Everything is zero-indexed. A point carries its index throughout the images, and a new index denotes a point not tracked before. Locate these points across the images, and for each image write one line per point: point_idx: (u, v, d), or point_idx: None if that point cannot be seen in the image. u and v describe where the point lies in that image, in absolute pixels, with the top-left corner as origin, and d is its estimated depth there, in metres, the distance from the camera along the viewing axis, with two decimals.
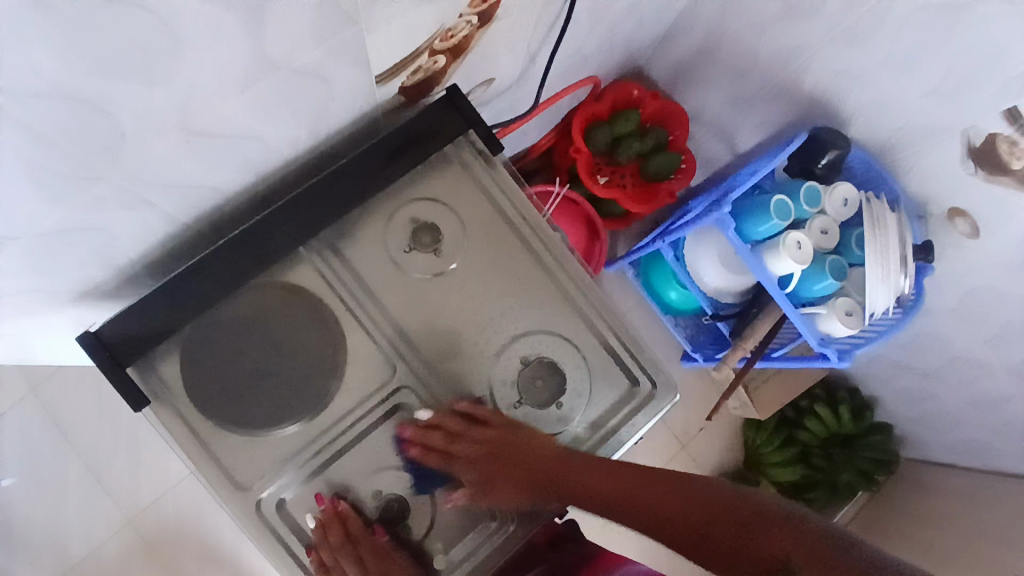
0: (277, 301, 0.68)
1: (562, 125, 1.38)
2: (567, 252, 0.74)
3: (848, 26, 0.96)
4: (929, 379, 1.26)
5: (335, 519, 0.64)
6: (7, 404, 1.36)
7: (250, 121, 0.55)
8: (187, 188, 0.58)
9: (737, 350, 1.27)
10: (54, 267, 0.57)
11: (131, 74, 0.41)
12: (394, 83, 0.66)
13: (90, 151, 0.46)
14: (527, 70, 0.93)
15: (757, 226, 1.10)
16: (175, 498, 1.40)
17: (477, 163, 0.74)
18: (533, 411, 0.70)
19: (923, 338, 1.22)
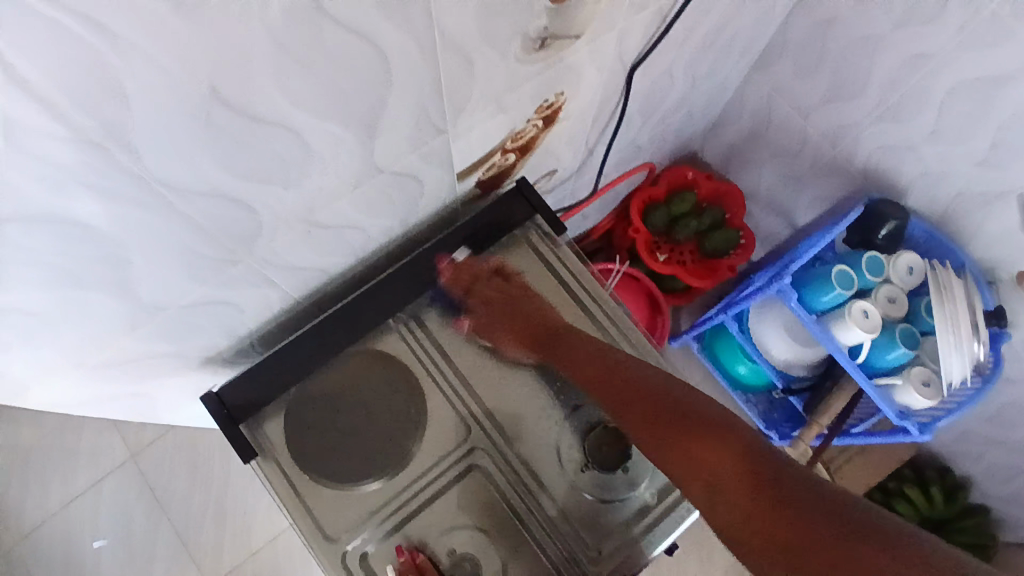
0: (367, 366, 0.77)
1: (620, 209, 1.47)
2: (629, 322, 0.80)
3: (893, 107, 1.02)
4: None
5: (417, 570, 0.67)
6: (110, 468, 1.51)
7: (356, 214, 0.66)
8: (302, 267, 0.68)
9: (813, 427, 1.25)
10: (189, 339, 0.67)
11: (275, 180, 0.52)
12: (471, 178, 0.77)
13: (232, 240, 0.55)
14: (586, 161, 1.03)
15: (819, 296, 1.11)
16: (255, 564, 1.47)
17: (544, 244, 0.83)
18: (600, 475, 0.72)
19: (1013, 410, 1.16)
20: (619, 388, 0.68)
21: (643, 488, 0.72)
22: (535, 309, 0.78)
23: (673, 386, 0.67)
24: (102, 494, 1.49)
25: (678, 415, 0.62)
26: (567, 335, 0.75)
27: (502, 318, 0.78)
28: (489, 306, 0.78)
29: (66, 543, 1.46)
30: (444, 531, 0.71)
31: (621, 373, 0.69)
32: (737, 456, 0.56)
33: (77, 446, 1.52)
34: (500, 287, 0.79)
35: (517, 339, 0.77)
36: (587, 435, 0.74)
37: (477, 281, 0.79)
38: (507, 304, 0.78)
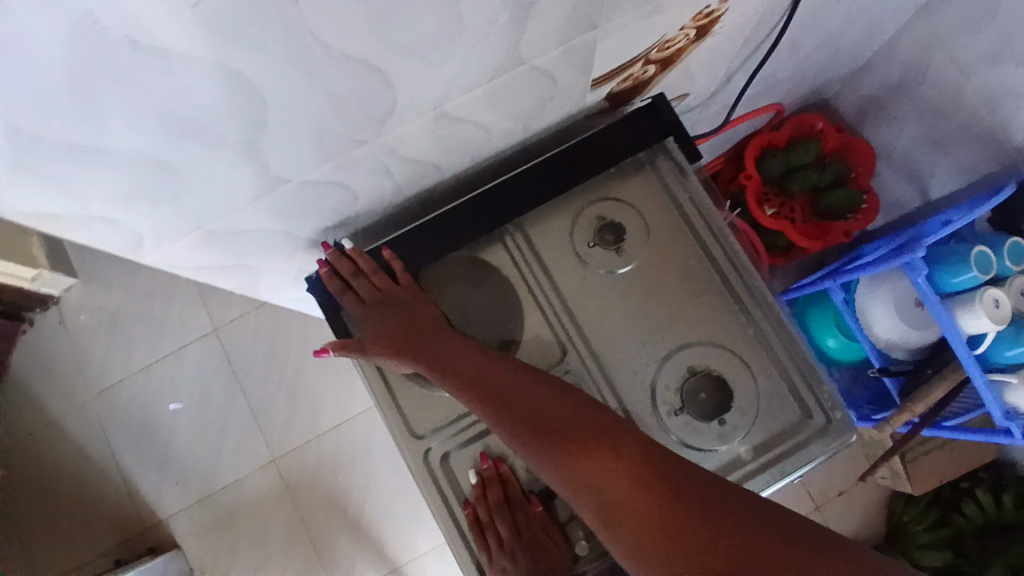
0: (471, 273, 0.75)
1: (733, 151, 1.36)
2: (750, 268, 0.74)
3: None
4: None
5: (499, 481, 0.70)
6: (194, 338, 1.61)
7: (483, 110, 0.61)
8: (419, 162, 0.66)
9: (902, 414, 1.16)
10: (303, 219, 0.67)
11: (418, 56, 0.47)
12: (604, 89, 0.70)
13: (364, 117, 0.53)
14: (720, 89, 0.94)
15: (951, 278, 0.99)
16: (318, 449, 1.55)
17: (672, 172, 0.76)
18: (693, 421, 0.70)
19: None
20: (506, 407, 0.62)
21: (736, 443, 0.69)
22: (407, 317, 0.70)
23: (558, 394, 0.62)
24: (184, 361, 1.60)
25: (569, 441, 0.58)
26: (441, 341, 0.68)
27: (388, 325, 0.70)
28: (373, 307, 0.71)
29: (143, 406, 1.60)
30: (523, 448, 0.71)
31: (505, 384, 0.64)
32: (625, 475, 0.55)
33: (166, 313, 1.63)
34: (384, 285, 0.72)
35: (393, 349, 0.69)
36: (685, 380, 0.71)
37: (360, 285, 0.72)
38: (398, 304, 0.71)
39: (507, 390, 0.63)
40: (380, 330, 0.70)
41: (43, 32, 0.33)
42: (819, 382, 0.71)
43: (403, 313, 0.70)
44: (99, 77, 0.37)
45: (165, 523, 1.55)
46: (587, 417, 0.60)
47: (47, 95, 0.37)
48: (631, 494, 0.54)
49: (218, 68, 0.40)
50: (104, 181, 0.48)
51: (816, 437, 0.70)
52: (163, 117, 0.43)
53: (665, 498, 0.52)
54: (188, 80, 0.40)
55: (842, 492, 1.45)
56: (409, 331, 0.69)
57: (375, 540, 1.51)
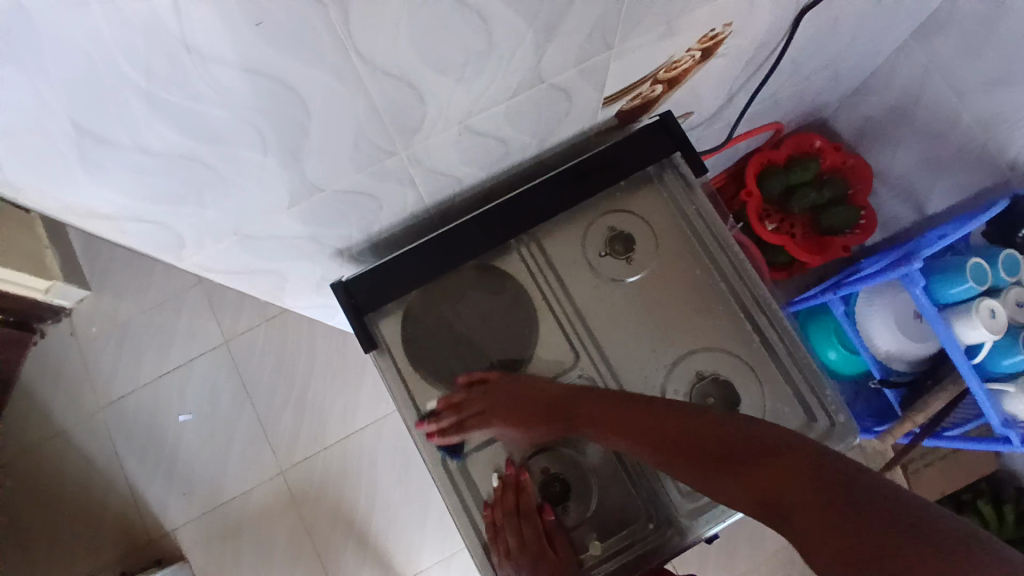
0: (484, 282, 0.78)
1: (734, 168, 1.40)
2: (754, 278, 0.77)
3: None
4: None
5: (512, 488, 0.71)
6: (203, 350, 1.63)
7: (503, 125, 0.65)
8: (442, 174, 0.69)
9: (905, 423, 1.18)
10: (330, 226, 0.70)
11: (451, 72, 0.51)
12: (615, 106, 0.74)
13: (396, 130, 0.56)
14: (723, 108, 0.98)
15: (947, 289, 1.02)
16: (325, 460, 1.56)
17: (679, 186, 0.80)
18: None
19: None
20: (643, 437, 0.65)
21: None
22: (525, 390, 0.73)
23: (694, 415, 0.64)
24: (194, 372, 1.62)
25: (719, 452, 0.60)
26: (562, 400, 0.71)
27: (505, 413, 0.72)
28: (487, 409, 0.73)
29: (152, 416, 1.61)
30: (537, 450, 0.73)
31: (642, 414, 0.67)
32: (773, 470, 0.55)
33: (176, 325, 1.65)
34: (489, 379, 0.74)
35: (523, 433, 0.72)
36: (694, 385, 0.74)
37: (467, 403, 0.73)
38: (505, 393, 0.73)
39: (637, 420, 0.67)
40: (506, 416, 0.72)
41: (100, 37, 0.36)
42: (823, 386, 0.74)
43: (518, 391, 0.73)
44: (147, 79, 0.40)
45: (171, 534, 1.55)
46: (716, 427, 0.62)
47: (101, 96, 0.40)
48: (785, 485, 0.54)
49: (253, 74, 0.43)
50: (147, 180, 0.51)
51: (821, 440, 0.72)
52: (202, 120, 0.46)
53: (817, 482, 0.52)
54: (226, 85, 0.43)
55: None
56: (529, 401, 0.72)
57: (381, 553, 1.52)
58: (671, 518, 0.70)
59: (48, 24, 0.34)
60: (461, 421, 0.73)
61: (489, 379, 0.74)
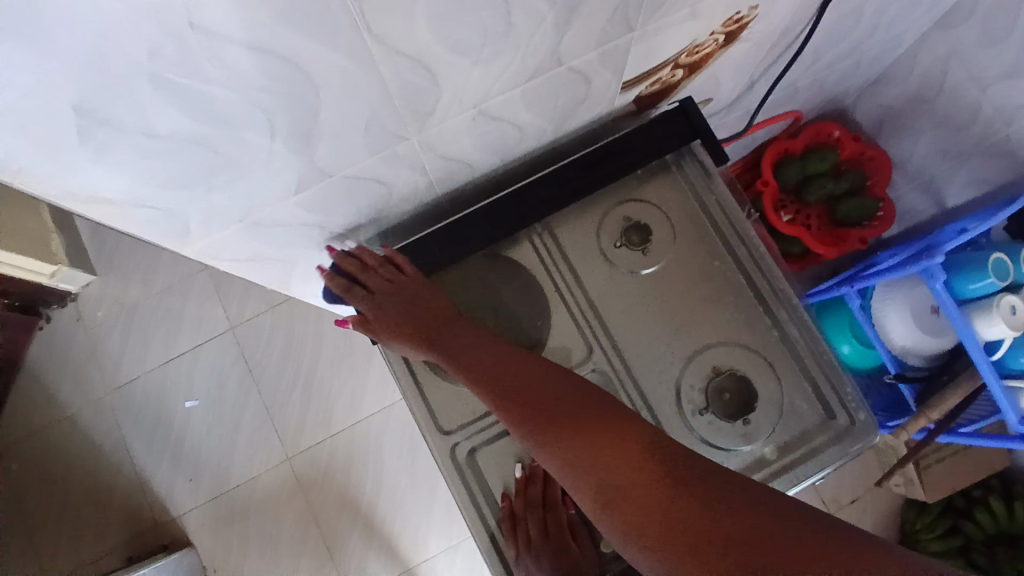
0: (497, 272, 0.76)
1: (749, 158, 1.37)
2: (773, 270, 0.75)
3: None
4: None
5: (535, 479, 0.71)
6: (210, 336, 1.63)
7: (519, 110, 0.63)
8: (454, 160, 0.68)
9: (919, 419, 1.15)
10: (340, 214, 0.68)
11: (468, 54, 0.49)
12: (634, 91, 0.72)
13: (409, 114, 0.54)
14: (743, 95, 0.95)
15: (968, 284, 1.00)
16: (331, 447, 1.56)
17: (698, 175, 0.77)
18: (718, 420, 0.70)
19: None
20: (512, 391, 0.64)
21: (760, 443, 0.70)
22: (421, 299, 0.72)
23: (565, 384, 0.64)
24: (200, 358, 1.62)
25: (579, 425, 0.60)
26: (454, 330, 0.70)
27: (396, 308, 0.72)
28: (382, 292, 0.73)
29: (158, 402, 1.61)
30: None
31: (516, 370, 0.65)
32: (633, 465, 0.56)
33: (183, 311, 1.65)
34: (392, 275, 0.74)
35: (400, 331, 0.72)
36: (711, 379, 0.72)
37: (366, 273, 0.74)
38: (409, 294, 0.72)
39: (512, 371, 0.65)
40: (393, 312, 0.72)
41: (106, 13, 0.34)
42: (842, 382, 0.72)
43: (411, 297, 0.72)
44: (154, 61, 0.39)
45: (179, 519, 1.56)
46: (589, 404, 0.62)
47: (107, 80, 0.39)
48: (639, 483, 0.55)
49: (265, 55, 0.41)
50: (153, 165, 0.49)
51: (840, 437, 0.70)
52: (212, 102, 0.44)
53: (672, 491, 0.54)
54: (236, 66, 0.42)
55: (855, 499, 1.44)
56: (419, 313, 0.71)
57: (387, 540, 1.52)
58: None
59: (55, 3, 0.32)
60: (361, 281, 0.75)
61: (389, 277, 0.74)
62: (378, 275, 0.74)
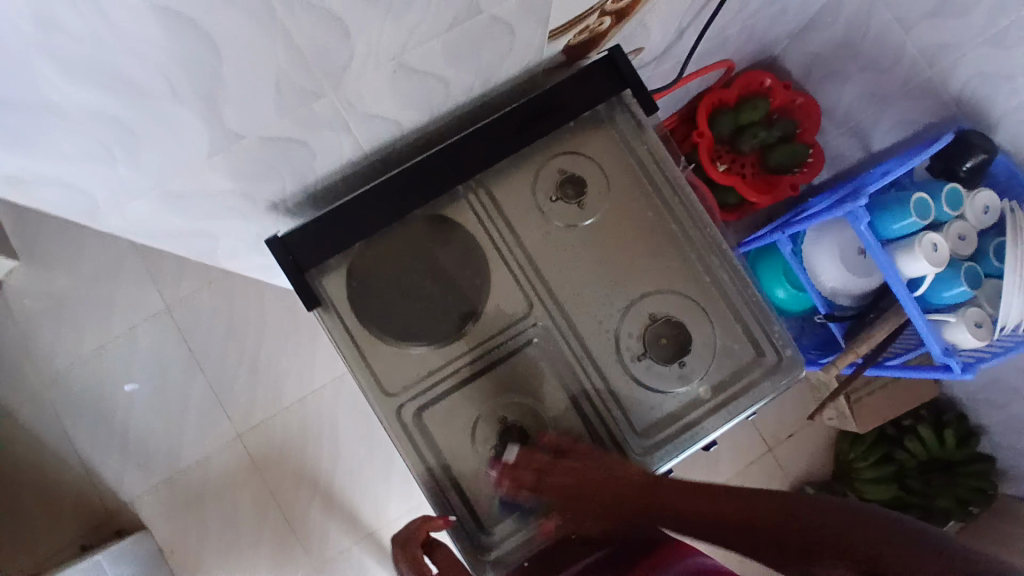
0: (431, 231, 0.75)
1: (685, 110, 1.37)
2: (705, 218, 0.76)
3: (1008, 27, 0.93)
4: None
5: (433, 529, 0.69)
6: (145, 318, 1.55)
7: (443, 63, 0.61)
8: (380, 119, 0.65)
9: (849, 355, 1.22)
10: (262, 179, 0.66)
11: (380, 4, 0.47)
12: (561, 41, 0.70)
13: (324, 69, 0.52)
14: (673, 44, 0.95)
15: (891, 224, 1.05)
16: (283, 423, 1.54)
17: (630, 126, 0.77)
18: (655, 365, 0.73)
19: None
20: (697, 517, 0.60)
21: (695, 383, 0.73)
22: (585, 477, 0.66)
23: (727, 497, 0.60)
24: (137, 341, 1.55)
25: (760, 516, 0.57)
26: (619, 487, 0.65)
27: (573, 500, 0.67)
28: (548, 492, 0.68)
29: (96, 389, 1.54)
30: (491, 400, 0.72)
31: (695, 498, 0.61)
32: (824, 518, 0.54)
33: (113, 294, 1.56)
34: (541, 467, 0.68)
35: (586, 517, 0.68)
36: (647, 327, 0.74)
37: (522, 484, 0.69)
38: (570, 484, 0.67)
39: (692, 501, 0.61)
40: (563, 493, 0.67)
41: None
42: (770, 320, 0.75)
43: (566, 476, 0.67)
44: (45, 32, 0.36)
45: (130, 506, 1.51)
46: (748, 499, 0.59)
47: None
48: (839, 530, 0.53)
49: (162, 21, 0.39)
50: (58, 140, 0.47)
51: (770, 372, 0.74)
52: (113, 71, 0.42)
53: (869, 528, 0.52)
54: (132, 31, 0.39)
55: (792, 434, 1.54)
56: (586, 484, 0.66)
57: (347, 508, 1.52)
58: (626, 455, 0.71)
59: None
60: (517, 493, 0.70)
61: (533, 464, 0.68)
62: (527, 470, 0.68)
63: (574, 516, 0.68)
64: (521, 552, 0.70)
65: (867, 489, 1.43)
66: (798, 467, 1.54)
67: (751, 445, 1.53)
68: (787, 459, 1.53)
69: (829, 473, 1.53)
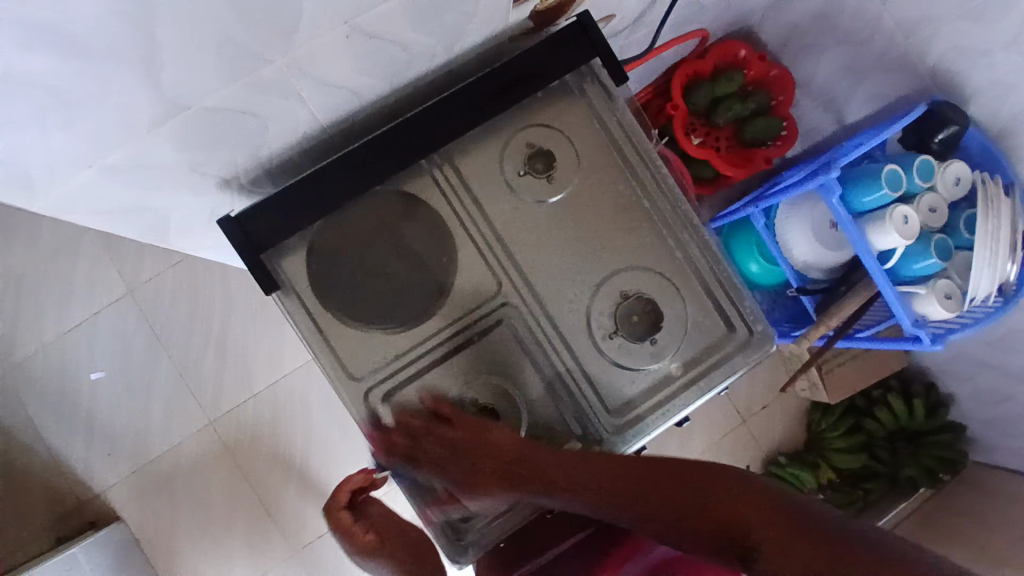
0: (396, 207, 0.72)
1: (660, 81, 1.34)
2: (676, 192, 0.75)
3: None
4: (1012, 378, 1.20)
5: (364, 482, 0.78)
6: (106, 301, 1.50)
7: (400, 27, 0.57)
8: (336, 87, 0.62)
9: (819, 328, 1.22)
10: (211, 153, 0.62)
11: None
12: (528, 6, 0.67)
13: (269, 30, 0.48)
14: (647, 11, 0.92)
15: (863, 197, 1.05)
16: (256, 406, 1.51)
17: (600, 97, 0.75)
18: (627, 343, 0.72)
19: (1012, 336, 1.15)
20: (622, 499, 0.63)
21: (667, 360, 0.72)
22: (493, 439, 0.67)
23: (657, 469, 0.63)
24: (99, 326, 1.49)
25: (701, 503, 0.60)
26: (534, 458, 0.66)
27: (467, 466, 0.68)
28: (448, 457, 0.68)
29: (59, 376, 1.48)
30: (461, 382, 0.71)
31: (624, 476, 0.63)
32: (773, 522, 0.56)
33: (70, 277, 1.50)
34: (445, 433, 0.68)
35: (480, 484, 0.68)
36: (619, 304, 0.72)
37: (419, 439, 0.69)
38: (469, 445, 0.67)
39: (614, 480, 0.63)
40: (466, 460, 0.67)
41: None
42: (741, 296, 0.74)
43: (474, 438, 0.67)
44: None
45: (99, 494, 1.48)
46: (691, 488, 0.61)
47: None
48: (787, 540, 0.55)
49: None
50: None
51: (740, 348, 0.73)
52: (37, 22, 0.39)
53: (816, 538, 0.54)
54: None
55: (765, 407, 1.56)
56: (481, 444, 0.67)
57: (323, 491, 1.51)
58: (598, 434, 0.71)
59: None
60: (414, 450, 0.69)
61: (447, 434, 0.68)
62: (438, 448, 0.69)
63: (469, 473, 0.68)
64: (494, 534, 0.70)
65: (835, 457, 1.46)
66: (771, 439, 1.56)
67: (726, 419, 1.55)
68: (760, 431, 1.55)
69: (800, 443, 1.56)
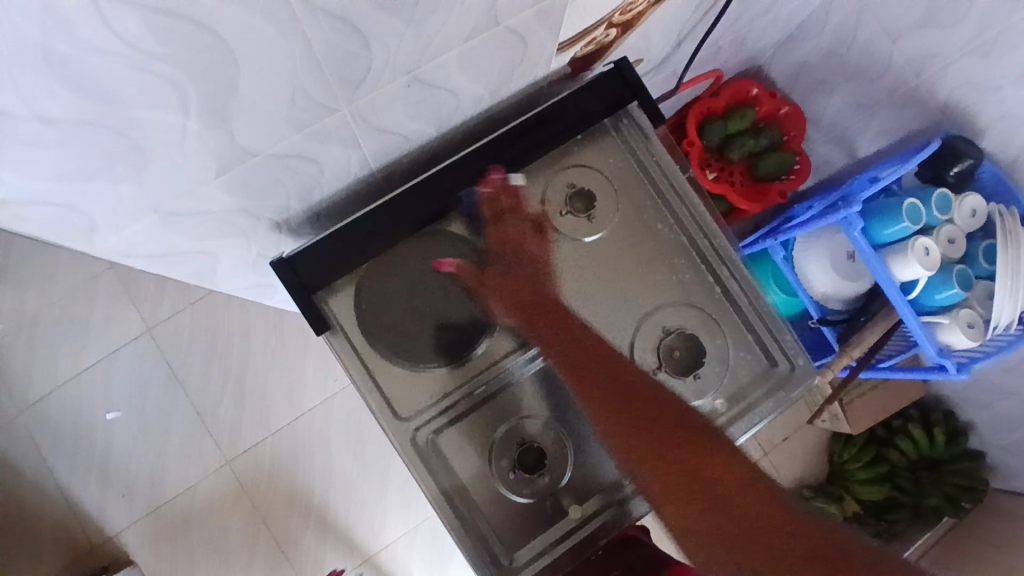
0: (442, 247, 0.73)
1: (675, 118, 1.38)
2: (714, 228, 0.76)
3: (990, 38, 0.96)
4: None
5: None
6: (124, 340, 1.49)
7: (454, 75, 0.60)
8: (388, 132, 0.64)
9: (842, 358, 1.20)
10: (266, 196, 0.63)
11: (403, 13, 0.46)
12: (568, 54, 0.70)
13: (339, 82, 0.50)
14: (671, 55, 0.96)
15: (884, 229, 1.06)
16: (274, 444, 1.49)
17: (636, 137, 0.77)
18: (671, 378, 0.72)
19: None
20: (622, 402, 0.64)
21: (710, 396, 0.73)
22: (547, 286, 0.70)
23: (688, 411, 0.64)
24: (117, 365, 1.48)
25: (691, 459, 0.61)
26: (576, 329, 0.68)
27: (505, 279, 0.70)
28: (500, 257, 0.71)
29: (75, 417, 1.47)
30: (509, 422, 0.71)
31: (645, 398, 0.64)
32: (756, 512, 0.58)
33: (89, 316, 1.49)
34: (518, 232, 0.71)
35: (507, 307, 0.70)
36: (662, 339, 0.73)
37: (501, 208, 0.71)
38: (517, 282, 0.70)
39: (623, 385, 0.65)
40: (502, 278, 0.70)
41: None
42: (781, 329, 0.74)
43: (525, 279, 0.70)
44: (45, 36, 0.34)
45: (115, 537, 1.45)
46: (701, 438, 0.62)
47: None
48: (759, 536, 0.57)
49: (170, 19, 0.36)
50: (50, 155, 0.43)
51: (782, 381, 0.73)
52: (118, 82, 0.39)
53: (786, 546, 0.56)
54: (138, 35, 0.36)
55: (785, 439, 1.55)
56: (533, 288, 0.70)
57: (341, 530, 1.48)
58: None
59: None
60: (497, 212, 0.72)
61: (523, 240, 0.71)
62: (517, 227, 0.71)
63: (495, 269, 0.71)
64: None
65: (857, 490, 1.45)
66: (793, 472, 1.55)
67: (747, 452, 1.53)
68: (782, 464, 1.54)
69: (821, 476, 1.54)
